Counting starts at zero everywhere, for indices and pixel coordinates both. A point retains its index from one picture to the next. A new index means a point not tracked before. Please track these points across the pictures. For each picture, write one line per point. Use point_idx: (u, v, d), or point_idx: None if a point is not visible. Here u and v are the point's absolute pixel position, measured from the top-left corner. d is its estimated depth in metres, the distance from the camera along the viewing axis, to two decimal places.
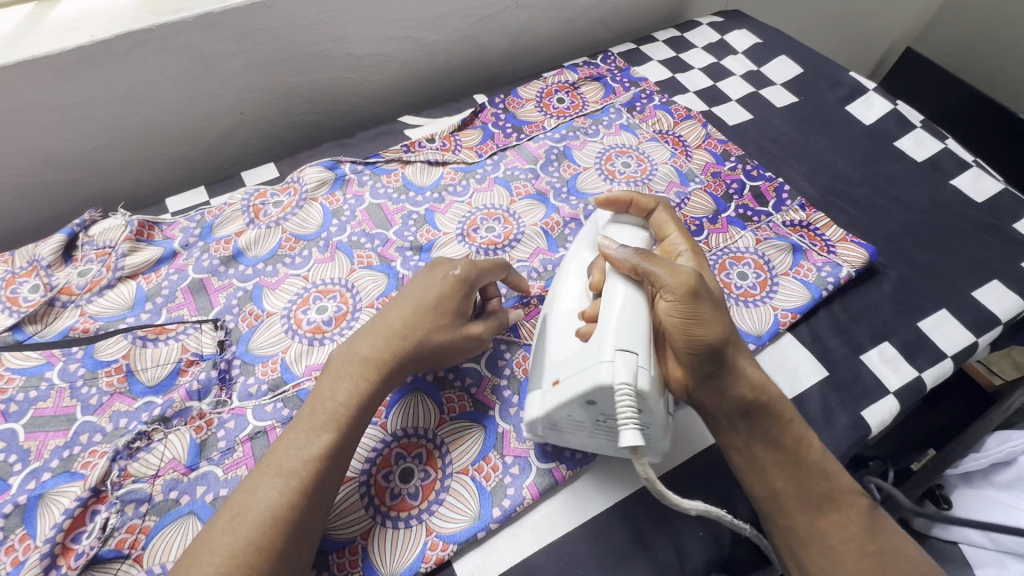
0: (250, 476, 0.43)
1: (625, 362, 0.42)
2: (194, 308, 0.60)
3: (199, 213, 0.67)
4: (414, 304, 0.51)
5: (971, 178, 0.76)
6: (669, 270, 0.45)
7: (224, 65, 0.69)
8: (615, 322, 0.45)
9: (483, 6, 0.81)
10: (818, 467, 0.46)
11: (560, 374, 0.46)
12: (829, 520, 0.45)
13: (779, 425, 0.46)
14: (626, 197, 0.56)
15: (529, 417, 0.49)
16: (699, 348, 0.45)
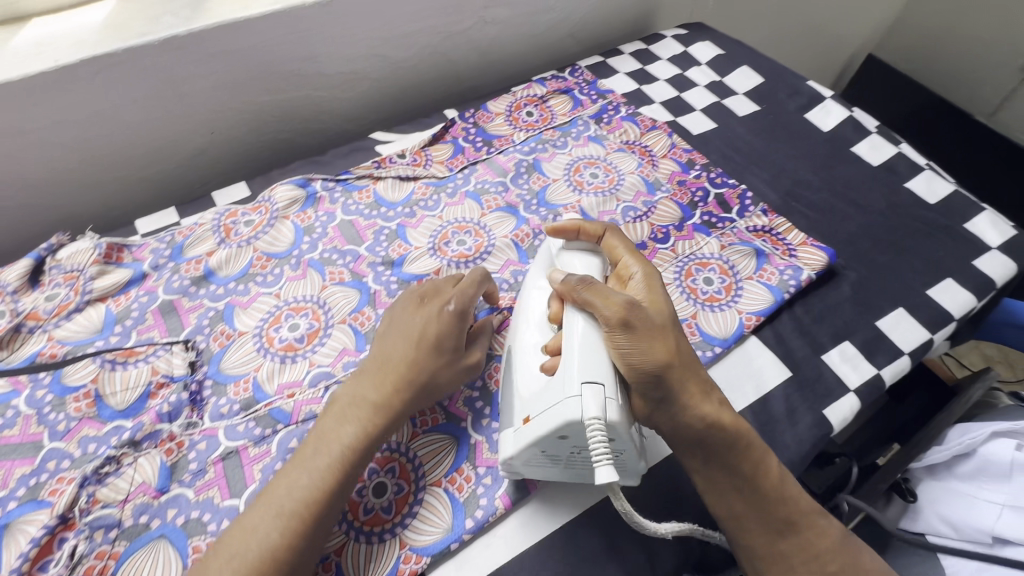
0: (250, 514, 0.44)
1: (592, 395, 0.44)
2: (164, 330, 0.59)
3: (169, 234, 0.67)
4: (416, 347, 0.51)
5: (925, 181, 0.79)
6: (606, 300, 0.47)
7: (193, 86, 0.70)
8: (578, 355, 0.46)
9: (451, 23, 0.83)
10: (777, 492, 0.48)
11: (531, 411, 0.48)
12: (789, 543, 0.48)
13: (734, 453, 0.48)
14: (573, 225, 0.58)
15: (504, 456, 0.49)
16: (645, 376, 0.45)
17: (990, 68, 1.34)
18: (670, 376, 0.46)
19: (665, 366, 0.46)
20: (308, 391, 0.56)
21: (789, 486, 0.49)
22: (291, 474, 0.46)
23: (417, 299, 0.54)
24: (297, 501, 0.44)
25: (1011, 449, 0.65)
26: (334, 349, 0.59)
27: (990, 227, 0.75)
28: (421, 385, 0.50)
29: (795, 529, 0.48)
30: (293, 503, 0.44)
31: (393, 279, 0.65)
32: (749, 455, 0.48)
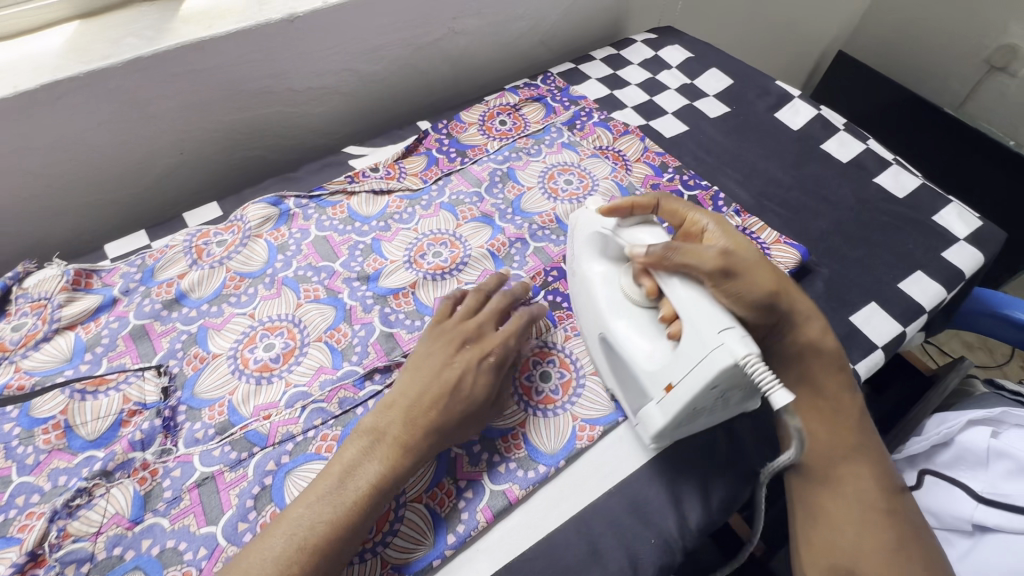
0: (267, 542, 0.43)
1: (733, 338, 0.45)
2: (136, 355, 0.58)
3: (139, 257, 0.66)
4: (450, 394, 0.51)
5: (892, 175, 0.81)
6: (698, 257, 0.50)
7: (159, 106, 0.69)
8: (693, 315, 0.48)
9: (420, 35, 0.83)
10: (850, 419, 0.56)
11: (669, 376, 0.49)
12: (848, 468, 0.54)
13: (826, 374, 0.56)
14: (626, 202, 0.58)
15: (657, 427, 0.52)
16: (757, 305, 0.52)
17: (956, 62, 1.37)
18: (776, 301, 0.53)
19: (769, 294, 0.52)
20: (284, 411, 0.55)
21: (863, 421, 0.56)
22: (313, 507, 0.45)
23: (458, 344, 0.54)
24: (320, 535, 0.44)
25: (987, 437, 0.66)
26: (311, 368, 0.58)
27: (956, 219, 0.76)
28: (448, 431, 0.50)
29: (857, 456, 0.54)
30: (315, 536, 0.44)
31: (369, 294, 0.65)
32: (840, 377, 0.57)
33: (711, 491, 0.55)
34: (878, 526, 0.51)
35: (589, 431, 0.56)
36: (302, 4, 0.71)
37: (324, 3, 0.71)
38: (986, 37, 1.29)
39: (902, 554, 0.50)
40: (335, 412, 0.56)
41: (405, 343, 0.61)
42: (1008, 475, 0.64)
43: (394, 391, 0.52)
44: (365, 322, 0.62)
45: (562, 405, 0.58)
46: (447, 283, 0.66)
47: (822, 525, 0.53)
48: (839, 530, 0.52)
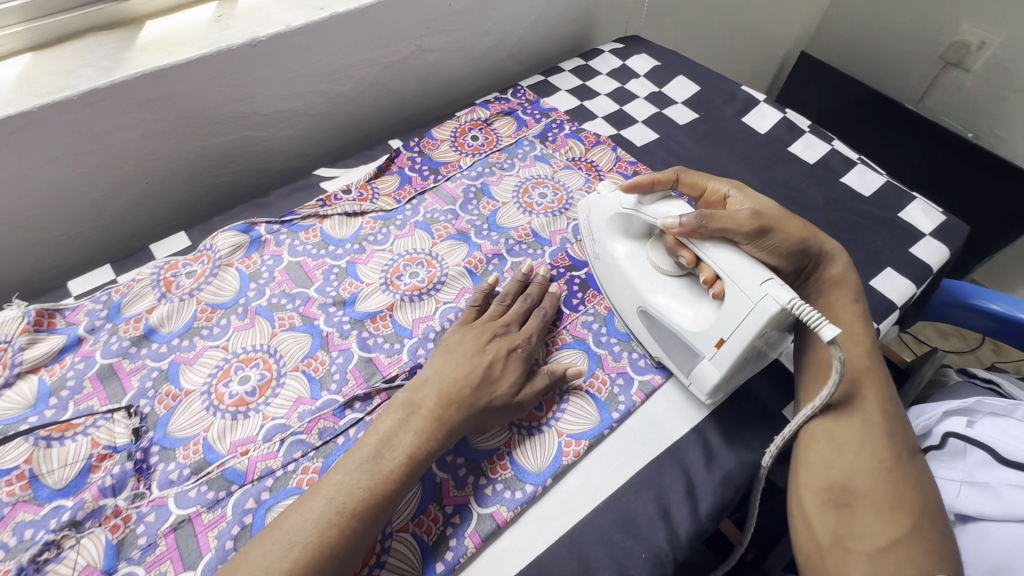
0: (307, 504, 0.46)
1: (775, 287, 0.50)
2: (104, 397, 0.56)
3: (105, 293, 0.64)
4: (482, 376, 0.55)
5: (858, 175, 0.83)
6: (734, 219, 0.56)
7: (119, 137, 0.67)
8: (734, 274, 0.52)
9: (388, 54, 0.82)
10: (865, 349, 0.58)
11: (718, 333, 0.54)
12: (855, 395, 0.56)
13: (847, 309, 0.60)
14: (647, 180, 0.62)
15: (711, 382, 0.56)
16: (790, 254, 0.59)
17: (912, 59, 1.42)
18: (808, 246, 0.60)
19: (800, 243, 0.59)
20: (262, 446, 0.54)
21: (876, 356, 0.59)
22: (351, 473, 0.47)
23: (488, 335, 0.59)
24: (360, 501, 0.46)
25: (962, 427, 0.68)
26: (288, 399, 0.57)
27: (921, 215, 0.78)
28: (481, 409, 0.54)
29: (864, 384, 0.56)
30: (354, 501, 0.46)
31: (346, 319, 0.63)
32: (857, 313, 0.61)
33: (699, 498, 0.54)
34: (879, 445, 0.53)
35: (574, 446, 0.56)
36: (264, 28, 0.70)
37: (287, 26, 0.70)
38: (940, 35, 1.33)
39: (898, 474, 0.51)
40: (315, 443, 0.54)
41: (386, 368, 0.60)
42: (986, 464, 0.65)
43: (431, 370, 0.56)
44: (342, 348, 0.61)
45: (547, 421, 0.58)
46: (425, 303, 0.65)
47: (824, 444, 0.54)
48: (840, 449, 0.53)
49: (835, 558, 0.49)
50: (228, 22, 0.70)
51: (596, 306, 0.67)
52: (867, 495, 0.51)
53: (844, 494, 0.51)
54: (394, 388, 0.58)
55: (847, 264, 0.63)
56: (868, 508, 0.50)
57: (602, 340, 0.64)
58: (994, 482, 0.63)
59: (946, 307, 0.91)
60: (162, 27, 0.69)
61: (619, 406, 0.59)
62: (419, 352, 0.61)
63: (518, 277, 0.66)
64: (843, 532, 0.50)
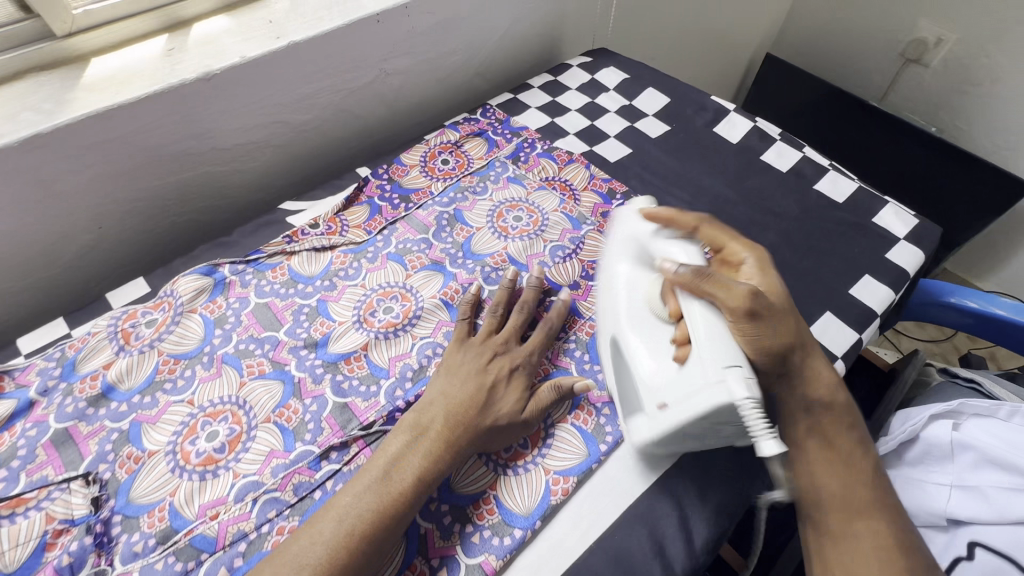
0: (317, 526, 0.46)
1: (736, 378, 0.47)
2: (60, 464, 0.53)
3: (58, 349, 0.60)
4: (486, 397, 0.55)
5: (831, 181, 0.83)
6: (727, 293, 0.50)
7: (68, 182, 0.63)
8: (707, 343, 0.49)
9: (351, 80, 0.80)
10: (866, 479, 0.53)
11: (664, 398, 0.50)
12: (865, 527, 0.51)
13: (838, 430, 0.55)
14: (666, 214, 0.61)
15: (641, 441, 0.53)
16: (772, 355, 0.51)
17: (873, 57, 1.44)
18: (793, 352, 0.52)
19: (785, 346, 0.51)
20: (234, 507, 0.51)
21: (876, 477, 0.54)
22: (360, 495, 0.48)
23: (490, 354, 0.59)
24: (370, 521, 0.47)
25: (949, 430, 0.67)
26: (260, 453, 0.54)
27: (895, 219, 0.79)
28: (486, 429, 0.54)
29: (869, 517, 0.52)
30: (364, 523, 0.46)
31: (319, 363, 0.61)
32: (851, 431, 0.55)
33: (693, 530, 0.54)
34: None
35: (562, 483, 0.54)
36: (218, 60, 0.67)
37: (242, 57, 0.68)
38: (899, 32, 1.36)
39: None
40: (290, 500, 0.52)
41: (362, 414, 0.57)
42: (974, 466, 0.65)
43: (435, 392, 0.56)
44: (316, 395, 0.58)
45: (533, 458, 0.56)
46: (400, 340, 0.63)
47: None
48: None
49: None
50: (179, 56, 0.67)
51: (578, 332, 0.66)
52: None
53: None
54: (372, 435, 0.56)
55: (836, 381, 0.55)
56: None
57: (586, 368, 0.63)
58: (984, 485, 0.63)
59: (924, 305, 0.91)
60: (108, 64, 0.65)
61: (606, 437, 0.57)
62: (398, 394, 0.59)
63: (507, 285, 0.65)
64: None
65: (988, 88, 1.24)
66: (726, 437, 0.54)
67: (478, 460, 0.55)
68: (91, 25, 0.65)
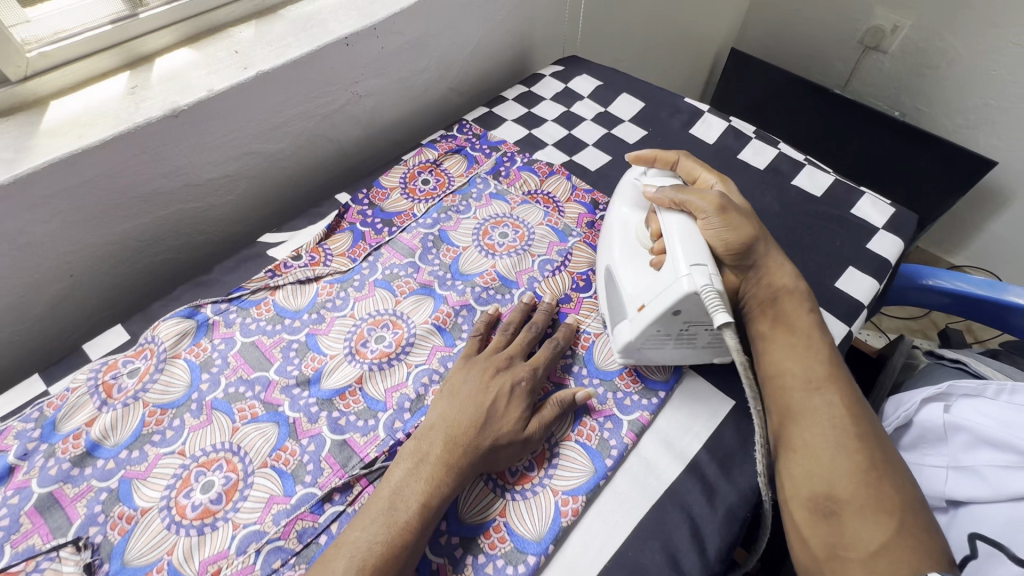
0: (329, 565, 0.45)
1: (699, 272, 0.52)
2: (48, 532, 0.50)
3: (35, 409, 0.57)
4: (487, 414, 0.54)
5: (807, 175, 0.84)
6: (701, 196, 0.60)
7: (32, 233, 0.61)
8: (679, 245, 0.55)
9: (323, 105, 0.78)
10: (824, 359, 0.57)
11: (643, 301, 0.56)
12: (821, 400, 0.55)
13: (798, 315, 0.61)
14: (650, 154, 0.69)
15: (626, 342, 0.58)
16: (735, 248, 0.59)
17: (834, 47, 1.48)
18: (753, 245, 0.60)
19: (748, 243, 0.60)
20: (237, 560, 0.49)
21: (834, 357, 0.58)
22: (368, 528, 0.47)
23: (492, 370, 0.57)
24: (378, 557, 0.45)
25: (941, 413, 0.68)
26: (259, 500, 0.52)
27: (872, 209, 0.81)
28: (487, 451, 0.52)
29: (828, 390, 0.55)
30: (374, 557, 0.45)
31: (313, 401, 0.59)
32: (809, 317, 0.60)
33: (705, 538, 0.53)
34: (851, 447, 0.51)
35: (572, 503, 0.53)
36: (184, 96, 0.65)
37: (210, 91, 0.66)
38: (857, 21, 1.40)
39: (875, 474, 0.50)
40: (295, 548, 0.50)
41: (362, 450, 0.56)
42: (968, 447, 0.65)
43: (437, 416, 0.55)
44: (312, 435, 0.57)
45: (540, 480, 0.55)
46: (395, 370, 0.62)
47: (802, 453, 0.53)
48: (815, 456, 0.52)
49: (832, 569, 0.49)
50: (143, 94, 0.65)
51: (576, 347, 0.65)
52: (850, 500, 0.49)
53: (829, 502, 0.50)
54: (374, 473, 0.55)
55: (794, 274, 0.63)
56: (855, 514, 0.49)
57: (586, 383, 0.62)
58: (979, 464, 0.63)
59: (904, 290, 0.93)
60: (68, 107, 0.63)
61: (611, 451, 0.57)
62: (396, 426, 0.58)
63: (521, 307, 0.65)
64: (835, 542, 0.49)
65: (945, 71, 1.28)
66: (699, 338, 0.59)
67: (483, 486, 0.54)
68: (47, 67, 0.62)
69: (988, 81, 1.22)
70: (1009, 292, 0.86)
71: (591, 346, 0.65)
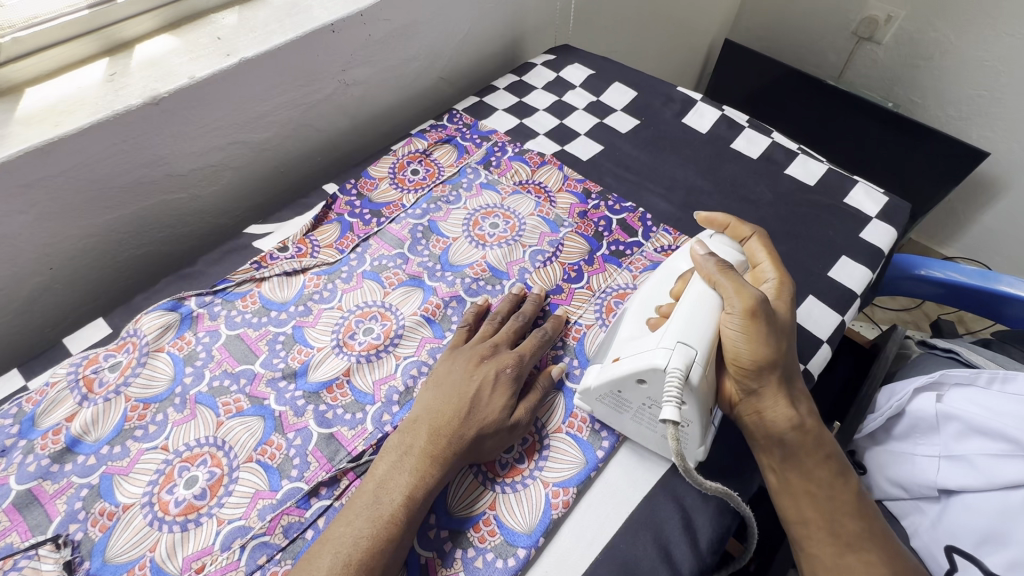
0: (313, 562, 0.44)
1: (681, 352, 0.49)
2: (26, 529, 0.49)
3: (14, 404, 0.56)
4: (471, 404, 0.53)
5: (801, 164, 0.84)
6: (738, 290, 0.53)
7: (9, 225, 0.59)
8: (684, 318, 0.53)
9: (309, 93, 0.77)
10: (853, 510, 0.53)
11: (622, 353, 0.54)
12: (855, 559, 0.51)
13: (813, 460, 0.53)
14: (724, 220, 0.65)
15: (584, 387, 0.56)
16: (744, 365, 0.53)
17: (828, 38, 1.47)
18: (764, 370, 0.52)
19: (763, 365, 0.52)
20: (221, 556, 0.48)
21: (861, 504, 0.53)
22: (354, 523, 0.46)
23: (476, 359, 0.56)
24: (363, 552, 0.45)
25: (933, 403, 0.67)
26: (245, 495, 0.51)
27: (865, 198, 0.80)
28: (471, 440, 0.51)
29: (860, 550, 0.51)
30: (359, 552, 0.44)
31: (299, 394, 0.58)
32: (828, 461, 0.54)
33: (697, 529, 0.53)
34: None
35: (562, 495, 0.53)
36: (165, 83, 0.63)
37: (191, 78, 0.64)
38: (850, 12, 1.39)
39: None
40: (281, 544, 0.49)
41: (350, 444, 0.55)
42: (960, 436, 0.65)
43: (424, 408, 0.54)
44: (299, 428, 0.56)
45: (530, 473, 0.54)
46: (384, 362, 0.61)
47: None
48: None
49: None
50: (123, 81, 0.63)
51: (566, 338, 0.65)
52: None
53: None
54: (362, 466, 0.54)
55: (802, 407, 0.54)
56: None
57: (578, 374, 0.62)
58: (971, 454, 0.62)
59: (898, 280, 0.93)
60: (44, 94, 0.61)
61: (603, 443, 0.57)
62: (385, 419, 0.57)
63: (511, 296, 0.65)
64: None
65: (938, 61, 1.27)
66: (657, 429, 0.53)
67: (473, 478, 0.53)
68: (21, 53, 0.60)
69: (982, 72, 1.22)
70: (1001, 282, 0.85)
71: (583, 337, 0.65)
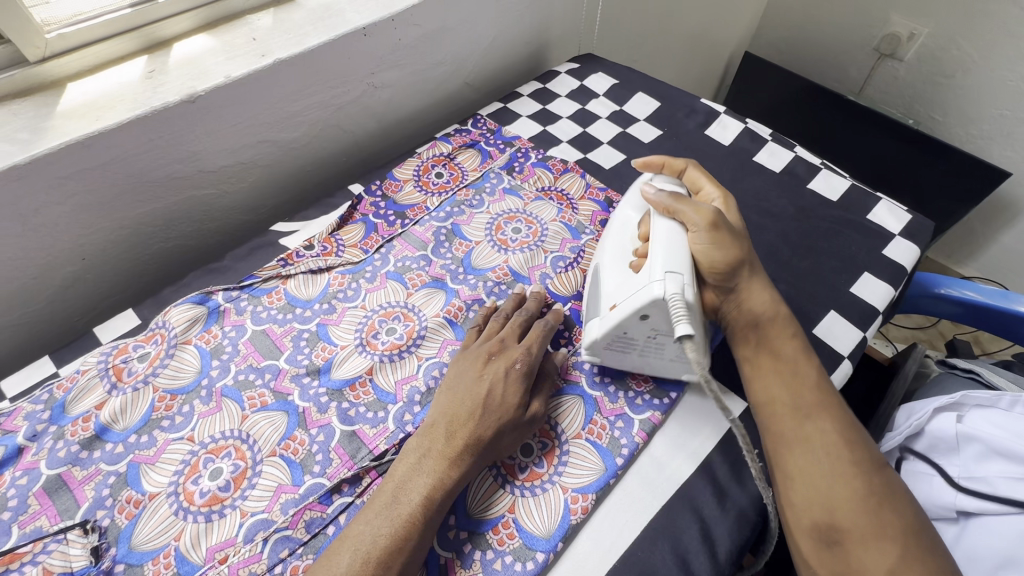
0: (334, 558, 0.45)
1: (674, 280, 0.51)
2: (55, 514, 0.50)
3: (46, 391, 0.57)
4: (483, 404, 0.53)
5: (824, 179, 0.84)
6: (696, 208, 0.57)
7: (46, 215, 0.60)
8: (663, 252, 0.54)
9: (338, 95, 0.78)
10: (814, 385, 0.54)
11: (617, 299, 0.55)
12: (815, 428, 0.52)
13: (782, 342, 0.57)
14: (659, 161, 0.68)
15: (591, 340, 0.57)
16: (720, 269, 0.56)
17: (849, 53, 1.46)
18: (738, 268, 0.57)
19: (734, 264, 0.56)
20: (244, 548, 0.49)
21: (824, 381, 0.54)
22: (373, 521, 0.47)
23: (485, 358, 0.57)
24: (383, 549, 0.45)
25: (954, 423, 0.66)
26: (268, 489, 0.52)
27: (888, 215, 0.80)
28: (489, 440, 0.52)
29: (819, 419, 0.52)
30: (378, 550, 0.45)
31: (323, 391, 0.59)
32: (794, 343, 0.57)
33: (716, 540, 0.53)
34: (849, 475, 0.49)
35: (581, 501, 0.53)
36: (202, 81, 0.65)
37: (227, 77, 0.65)
38: (872, 28, 1.38)
39: (877, 502, 0.48)
40: (302, 539, 0.50)
41: (372, 442, 0.56)
42: (981, 458, 0.64)
43: (439, 409, 0.54)
44: (322, 425, 0.56)
45: (549, 477, 0.54)
46: (406, 362, 0.62)
47: (798, 481, 0.50)
48: (815, 484, 0.49)
49: None
50: (161, 78, 0.65)
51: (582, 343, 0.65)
52: (853, 530, 0.47)
53: (832, 531, 0.48)
54: (384, 465, 0.54)
55: (774, 297, 0.59)
56: (859, 543, 0.47)
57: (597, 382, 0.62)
58: (991, 476, 0.62)
59: (916, 298, 0.92)
60: (84, 90, 0.63)
61: (622, 450, 0.57)
62: (406, 419, 0.57)
63: (515, 296, 0.65)
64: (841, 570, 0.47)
65: (960, 79, 1.27)
66: (667, 353, 0.56)
67: (493, 480, 0.54)
68: (65, 49, 0.62)
69: (1006, 92, 1.21)
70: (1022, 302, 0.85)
71: None
